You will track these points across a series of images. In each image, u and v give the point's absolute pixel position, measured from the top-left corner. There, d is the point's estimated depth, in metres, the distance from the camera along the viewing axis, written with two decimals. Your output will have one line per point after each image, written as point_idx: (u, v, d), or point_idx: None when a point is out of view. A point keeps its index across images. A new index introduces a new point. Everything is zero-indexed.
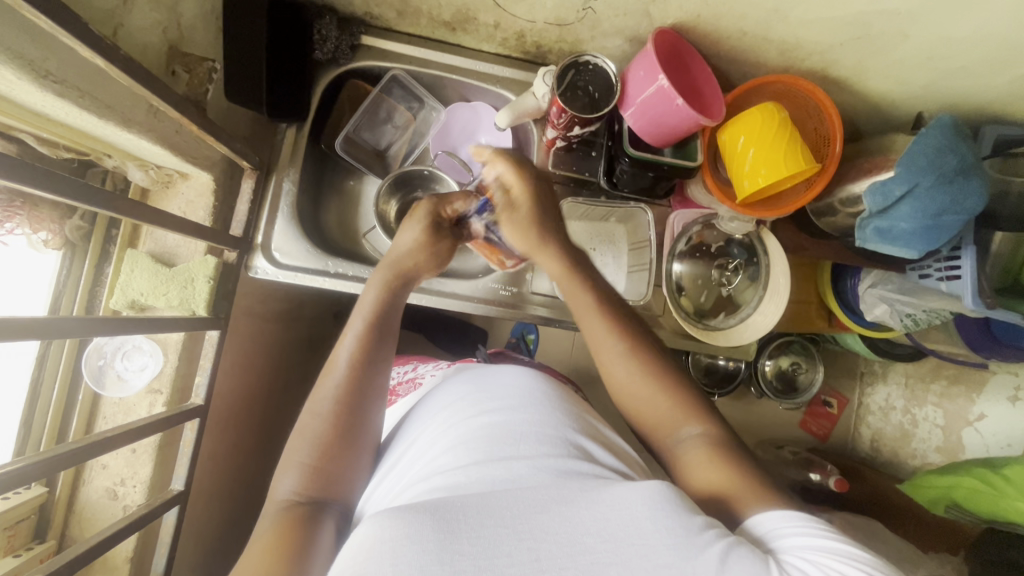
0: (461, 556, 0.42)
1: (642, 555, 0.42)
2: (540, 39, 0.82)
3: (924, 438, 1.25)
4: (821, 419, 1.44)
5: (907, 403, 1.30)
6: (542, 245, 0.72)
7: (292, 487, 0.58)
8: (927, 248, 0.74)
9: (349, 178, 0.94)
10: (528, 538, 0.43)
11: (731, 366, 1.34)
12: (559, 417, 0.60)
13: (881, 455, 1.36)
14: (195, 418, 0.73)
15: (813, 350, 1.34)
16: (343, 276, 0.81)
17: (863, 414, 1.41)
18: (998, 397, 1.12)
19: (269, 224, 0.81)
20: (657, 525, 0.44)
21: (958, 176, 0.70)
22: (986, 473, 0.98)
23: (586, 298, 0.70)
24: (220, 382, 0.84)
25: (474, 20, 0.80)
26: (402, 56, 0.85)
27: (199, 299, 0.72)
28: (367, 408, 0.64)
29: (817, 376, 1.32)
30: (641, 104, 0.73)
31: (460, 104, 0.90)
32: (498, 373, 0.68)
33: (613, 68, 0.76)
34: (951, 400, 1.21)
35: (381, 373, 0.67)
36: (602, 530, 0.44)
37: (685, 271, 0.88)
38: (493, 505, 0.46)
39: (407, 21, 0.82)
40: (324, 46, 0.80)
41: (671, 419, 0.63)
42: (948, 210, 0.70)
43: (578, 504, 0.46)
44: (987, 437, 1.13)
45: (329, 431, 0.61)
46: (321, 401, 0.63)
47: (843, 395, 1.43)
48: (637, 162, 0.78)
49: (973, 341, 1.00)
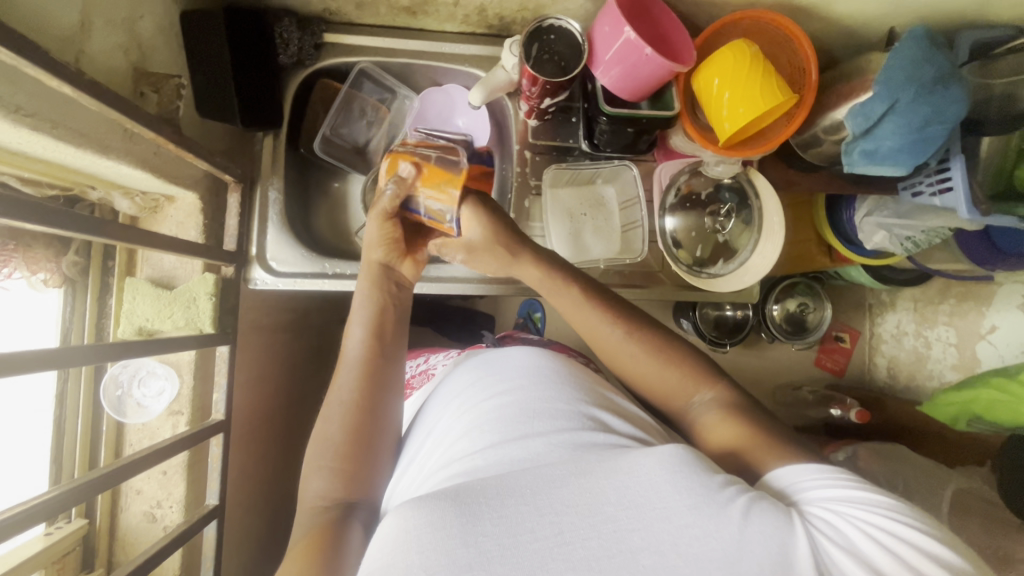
0: (486, 537, 0.43)
1: (664, 517, 0.43)
2: (502, 11, 0.82)
3: (940, 357, 1.30)
4: (835, 354, 1.55)
5: (919, 326, 1.36)
6: (516, 261, 0.72)
7: (318, 489, 0.61)
8: (915, 162, 0.74)
9: (333, 180, 0.95)
10: (550, 513, 0.45)
11: (740, 314, 1.36)
12: (571, 392, 0.61)
13: (898, 381, 1.42)
14: (219, 433, 0.75)
15: (819, 288, 1.36)
16: (342, 275, 0.83)
17: (877, 343, 1.49)
18: (1010, 306, 1.14)
19: (262, 235, 0.82)
20: (676, 485, 0.45)
21: (938, 86, 0.69)
22: (1001, 381, 1.05)
23: (571, 295, 0.70)
24: (237, 398, 0.85)
25: (433, 1, 0.80)
26: (366, 49, 0.86)
27: (204, 317, 0.73)
28: (379, 410, 0.67)
29: (826, 314, 1.34)
30: (612, 58, 0.72)
31: (431, 89, 0.92)
32: (506, 355, 0.69)
33: (577, 28, 0.75)
34: (962, 317, 1.24)
35: (391, 376, 0.70)
36: (622, 498, 0.45)
37: (677, 224, 0.88)
38: (513, 484, 0.47)
39: (367, 13, 0.83)
40: (287, 49, 0.80)
41: (684, 383, 0.66)
42: (932, 121, 0.70)
43: (596, 473, 0.47)
44: (1002, 348, 1.15)
45: (344, 439, 0.63)
46: (335, 406, 0.66)
47: (854, 328, 1.53)
48: (614, 119, 0.77)
49: (976, 255, 1.01)
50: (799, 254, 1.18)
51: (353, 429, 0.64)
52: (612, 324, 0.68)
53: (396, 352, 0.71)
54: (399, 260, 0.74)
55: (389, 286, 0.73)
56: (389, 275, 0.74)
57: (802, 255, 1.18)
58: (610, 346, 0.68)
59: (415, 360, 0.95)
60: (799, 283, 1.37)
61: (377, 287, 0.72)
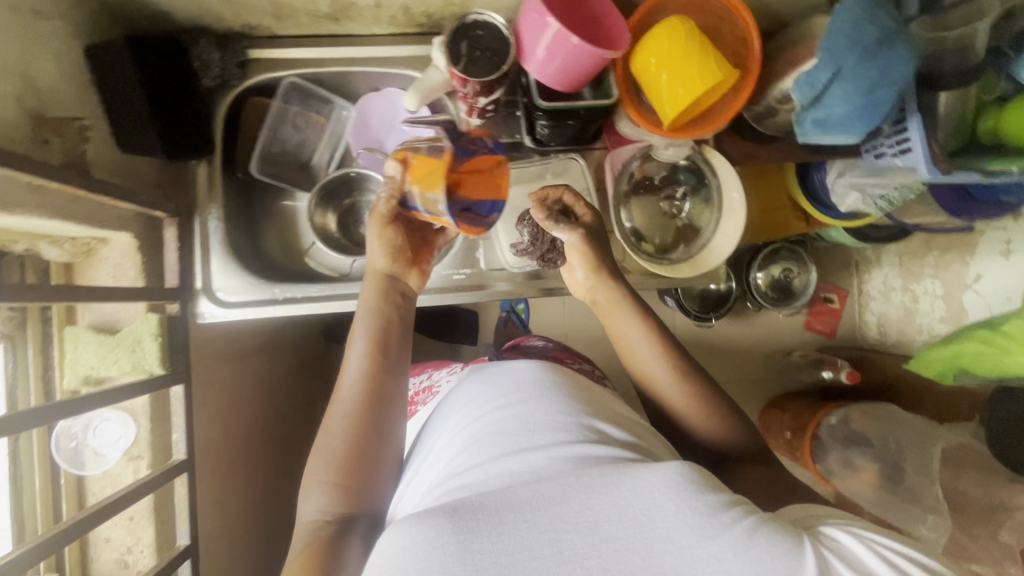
0: (483, 556, 0.43)
1: (667, 538, 0.43)
2: (428, 8, 0.78)
3: (928, 311, 1.32)
4: (825, 316, 1.59)
5: (905, 281, 1.39)
6: (617, 304, 0.75)
7: (317, 505, 0.61)
8: (868, 128, 0.72)
9: (282, 200, 0.92)
10: (549, 530, 0.44)
11: (723, 288, 1.36)
12: (572, 400, 0.59)
13: (890, 336, 1.47)
14: (184, 472, 0.74)
15: (802, 251, 1.35)
16: (292, 299, 0.81)
17: (865, 301, 1.54)
18: (992, 254, 1.14)
19: (206, 266, 0.80)
20: (681, 505, 0.44)
21: (882, 47, 0.66)
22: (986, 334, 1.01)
23: (638, 328, 0.73)
24: (205, 431, 0.84)
25: (354, 5, 0.76)
26: (293, 61, 0.83)
27: (151, 358, 0.71)
28: (383, 427, 0.65)
29: (811, 277, 1.33)
30: (541, 51, 0.69)
31: (371, 95, 0.88)
32: (509, 365, 0.68)
33: (500, 19, 0.72)
34: (946, 268, 1.27)
35: (394, 392, 0.67)
36: (623, 516, 0.44)
37: (636, 217, 0.87)
38: (512, 498, 0.46)
39: (288, 23, 0.79)
40: (209, 72, 0.77)
41: (726, 437, 0.69)
42: (880, 84, 0.67)
43: (597, 488, 0.45)
44: (988, 296, 1.15)
45: (346, 452, 0.62)
46: (335, 421, 0.65)
47: (842, 288, 1.57)
48: (552, 113, 0.74)
49: (950, 207, 0.98)
50: (775, 222, 1.16)
51: (353, 447, 0.63)
52: (667, 365, 0.71)
53: (400, 367, 0.69)
54: (405, 272, 0.73)
55: (393, 298, 0.71)
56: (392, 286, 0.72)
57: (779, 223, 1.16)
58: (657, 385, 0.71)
59: (421, 375, 0.96)
60: (782, 248, 1.35)
61: (382, 298, 0.71)
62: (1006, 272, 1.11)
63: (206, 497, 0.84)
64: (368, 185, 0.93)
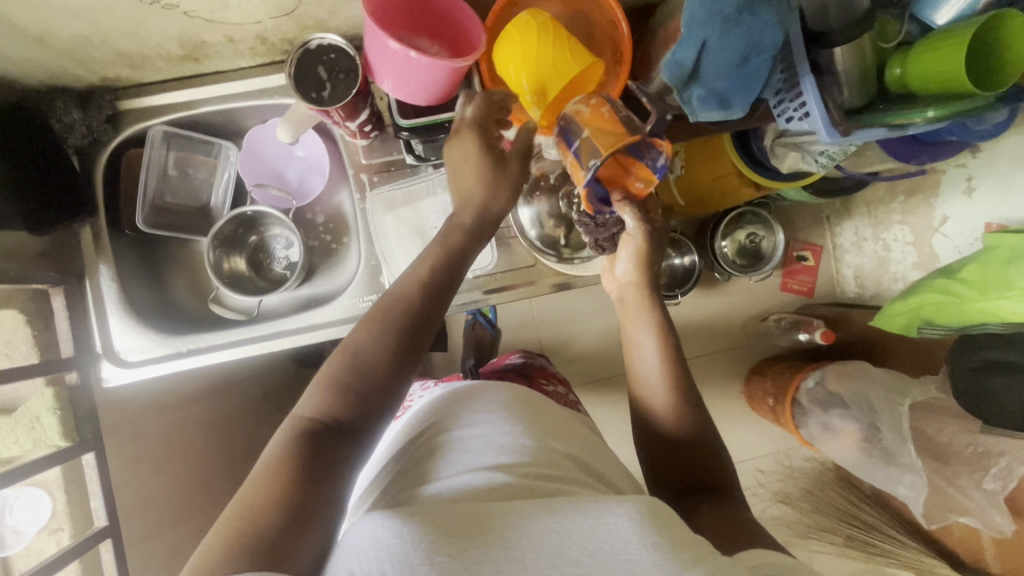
0: (453, 560, 0.41)
1: (627, 569, 0.41)
2: (285, 34, 0.75)
3: (900, 259, 1.24)
4: (801, 275, 1.44)
5: (875, 231, 1.30)
6: (640, 304, 0.73)
7: (315, 403, 0.55)
8: (749, 100, 0.68)
9: (184, 248, 0.90)
10: (516, 549, 0.42)
11: (687, 262, 1.24)
12: (542, 442, 0.61)
13: (868, 290, 1.35)
14: (106, 539, 0.74)
15: (764, 213, 1.28)
16: (198, 350, 0.82)
17: (839, 255, 1.41)
18: (956, 194, 1.10)
19: (102, 330, 0.80)
20: (642, 539, 0.42)
21: (743, 14, 0.62)
22: (946, 283, 1.02)
23: (647, 328, 0.71)
24: (151, 482, 0.82)
25: (205, 43, 0.73)
26: (164, 107, 0.81)
27: (52, 434, 0.71)
28: (400, 378, 0.58)
29: (778, 239, 1.26)
30: (386, 71, 0.65)
31: (257, 128, 0.86)
32: (490, 391, 0.69)
33: (340, 39, 0.71)
34: (914, 213, 1.20)
35: (427, 320, 0.60)
36: (587, 545, 0.43)
37: (533, 215, 0.84)
38: (491, 516, 0.46)
39: (147, 70, 0.77)
40: (74, 133, 0.76)
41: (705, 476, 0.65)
42: (750, 53, 0.64)
43: (566, 516, 0.45)
44: (957, 238, 1.11)
45: (376, 359, 0.57)
46: (367, 326, 0.58)
47: (814, 243, 1.42)
48: (416, 129, 0.73)
49: (905, 153, 0.94)
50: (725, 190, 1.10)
51: (384, 358, 0.57)
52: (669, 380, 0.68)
53: (441, 301, 0.62)
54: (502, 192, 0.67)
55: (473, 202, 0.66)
56: (473, 199, 0.66)
57: (726, 190, 1.10)
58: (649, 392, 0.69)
59: None
60: (747, 212, 1.28)
61: (466, 198, 0.66)
62: (971, 209, 1.08)
63: (154, 552, 0.80)
64: (267, 220, 0.89)
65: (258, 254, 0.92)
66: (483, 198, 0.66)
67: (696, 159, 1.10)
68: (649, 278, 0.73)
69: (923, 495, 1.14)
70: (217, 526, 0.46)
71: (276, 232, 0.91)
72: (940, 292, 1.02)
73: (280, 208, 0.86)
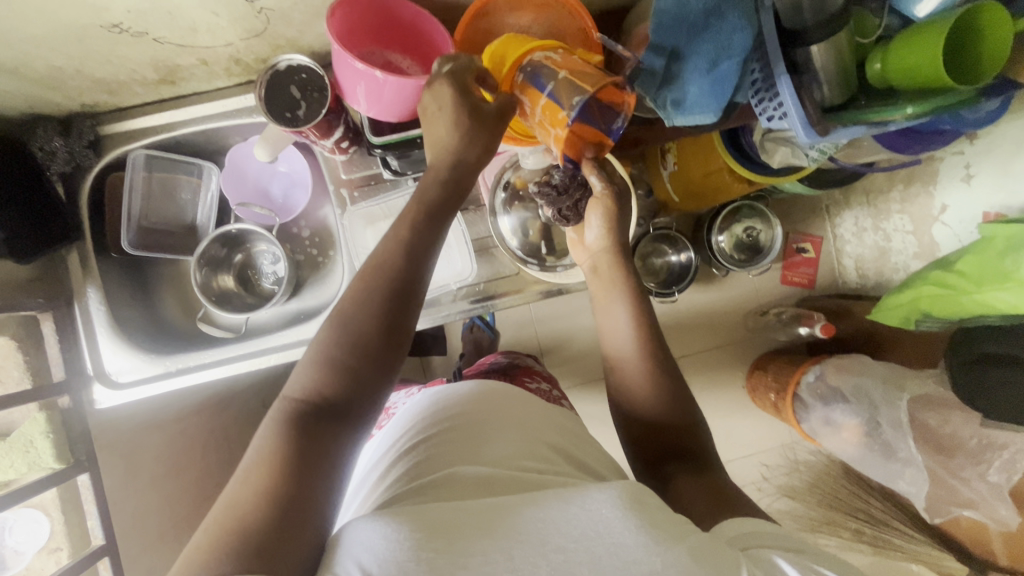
0: (441, 555, 0.41)
1: (613, 553, 0.42)
2: (258, 54, 0.76)
3: (900, 248, 1.23)
4: (801, 268, 1.37)
5: (875, 220, 1.28)
6: (612, 280, 0.70)
7: (303, 382, 0.49)
8: (722, 106, 0.67)
9: (173, 266, 0.92)
10: (503, 539, 0.43)
11: (684, 259, 1.22)
12: (524, 436, 0.61)
13: (869, 280, 1.32)
14: (104, 557, 0.76)
15: (762, 207, 1.25)
16: (187, 368, 0.83)
17: (840, 246, 1.35)
18: (955, 181, 1.12)
19: (92, 352, 0.81)
20: (627, 524, 0.43)
21: (710, 19, 0.63)
22: (941, 275, 1.01)
23: (621, 310, 0.69)
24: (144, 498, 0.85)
25: (180, 67, 0.74)
26: (145, 131, 0.82)
27: (46, 457, 0.73)
28: (400, 335, 0.52)
29: (775, 233, 1.24)
30: (354, 91, 0.66)
31: (239, 146, 0.86)
32: (465, 389, 0.68)
33: (308, 60, 0.72)
34: (912, 202, 1.20)
35: (422, 269, 0.54)
36: (573, 532, 0.43)
37: (515, 223, 0.84)
38: (477, 509, 0.46)
39: (126, 95, 0.78)
40: (55, 160, 0.78)
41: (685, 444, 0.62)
42: (720, 57, 0.64)
43: (548, 504, 0.46)
44: (957, 227, 1.13)
45: (367, 318, 0.51)
46: (358, 280, 0.53)
47: (814, 235, 1.36)
48: (390, 146, 0.73)
49: (895, 144, 0.92)
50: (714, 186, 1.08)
51: (376, 318, 0.51)
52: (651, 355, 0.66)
53: (435, 246, 0.56)
54: (478, 150, 0.58)
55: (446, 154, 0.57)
56: (451, 129, 0.57)
57: (717, 186, 1.08)
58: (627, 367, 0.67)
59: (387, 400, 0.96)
60: (743, 206, 1.25)
61: (437, 129, 0.57)
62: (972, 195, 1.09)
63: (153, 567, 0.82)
64: (254, 237, 0.90)
65: (246, 271, 0.93)
66: (460, 150, 0.57)
67: (686, 157, 1.08)
68: (618, 243, 0.71)
69: (925, 490, 1.10)
70: (205, 525, 0.43)
71: (263, 247, 0.92)
72: (935, 284, 1.01)
73: (266, 225, 0.86)
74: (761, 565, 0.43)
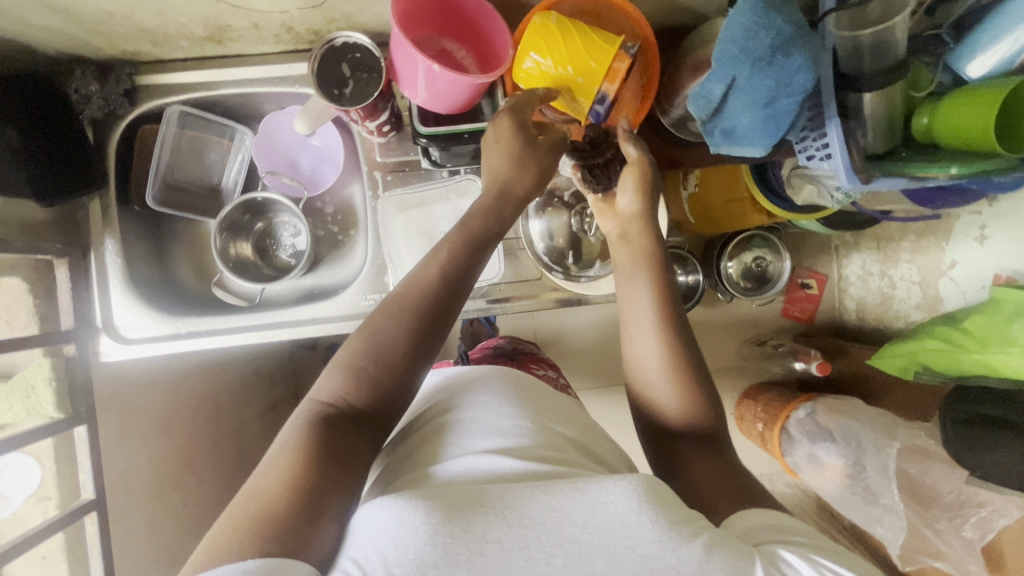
0: (455, 540, 0.40)
1: (627, 546, 0.41)
2: (310, 25, 0.74)
3: (904, 297, 1.22)
4: (802, 302, 1.40)
5: (883, 267, 1.26)
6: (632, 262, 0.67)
7: (332, 387, 0.53)
8: (772, 140, 0.69)
9: (191, 226, 0.90)
10: (516, 526, 0.42)
11: (692, 282, 1.21)
12: (540, 417, 0.59)
13: (867, 324, 1.32)
14: (92, 511, 0.73)
15: (775, 239, 1.26)
16: (197, 332, 0.82)
17: (844, 287, 1.37)
18: (967, 240, 1.09)
19: (104, 304, 0.80)
20: (640, 516, 0.42)
21: (776, 55, 0.60)
22: (947, 331, 1.01)
23: (641, 287, 0.65)
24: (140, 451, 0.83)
25: (230, 27, 0.72)
26: (181, 86, 0.80)
27: (46, 403, 0.72)
28: (428, 350, 0.56)
29: (784, 265, 1.24)
30: (408, 77, 0.65)
31: (275, 114, 0.85)
32: (483, 369, 0.67)
33: (366, 39, 0.71)
34: (923, 254, 1.18)
35: (455, 296, 0.59)
36: (586, 523, 0.42)
37: (544, 228, 0.84)
38: (490, 493, 0.44)
39: (169, 48, 0.76)
40: (89, 104, 0.76)
41: (699, 418, 0.59)
42: (779, 94, 0.63)
43: (561, 491, 0.44)
44: (963, 283, 1.10)
45: (400, 335, 0.55)
46: (392, 298, 0.57)
47: (820, 273, 1.39)
48: (435, 137, 0.73)
49: (920, 196, 0.94)
50: (736, 215, 1.08)
51: (410, 334, 0.55)
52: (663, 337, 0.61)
53: (471, 273, 0.60)
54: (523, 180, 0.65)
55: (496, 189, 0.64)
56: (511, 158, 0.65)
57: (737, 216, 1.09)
58: (639, 357, 0.62)
59: None
60: (756, 236, 1.25)
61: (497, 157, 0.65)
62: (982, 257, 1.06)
63: (135, 524, 0.81)
64: (277, 206, 0.89)
65: (264, 241, 0.91)
66: (509, 177, 0.64)
67: (712, 183, 1.09)
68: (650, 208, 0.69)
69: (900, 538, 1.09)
70: (229, 509, 0.44)
71: (285, 218, 0.91)
72: (939, 338, 1.01)
73: (292, 197, 0.85)
74: (768, 557, 0.43)
